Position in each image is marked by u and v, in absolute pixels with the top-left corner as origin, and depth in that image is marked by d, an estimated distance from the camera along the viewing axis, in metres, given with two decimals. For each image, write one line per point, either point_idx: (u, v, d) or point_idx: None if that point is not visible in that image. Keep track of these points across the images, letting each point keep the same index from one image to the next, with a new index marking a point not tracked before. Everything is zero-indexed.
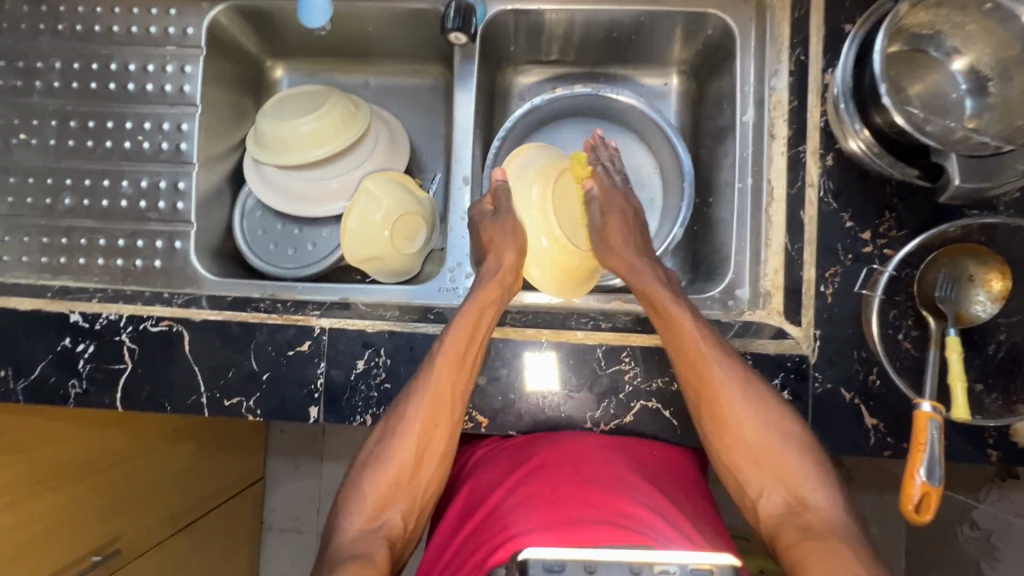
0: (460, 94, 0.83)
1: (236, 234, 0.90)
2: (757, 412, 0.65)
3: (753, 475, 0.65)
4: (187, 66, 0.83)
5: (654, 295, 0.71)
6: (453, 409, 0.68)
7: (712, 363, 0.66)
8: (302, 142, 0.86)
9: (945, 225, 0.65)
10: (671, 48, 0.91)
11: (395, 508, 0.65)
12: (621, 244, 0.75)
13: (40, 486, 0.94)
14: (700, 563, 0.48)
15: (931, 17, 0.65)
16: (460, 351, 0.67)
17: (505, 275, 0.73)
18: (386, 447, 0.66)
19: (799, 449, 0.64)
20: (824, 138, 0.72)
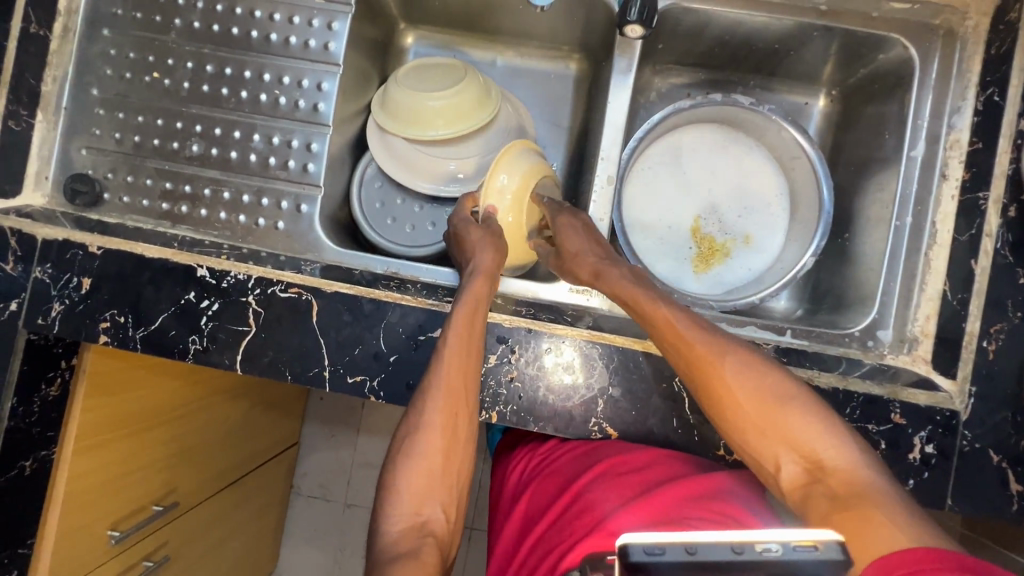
0: (614, 89, 0.79)
1: (353, 203, 0.87)
2: (759, 380, 0.59)
3: (766, 449, 0.58)
4: (335, 23, 0.78)
5: (626, 290, 0.69)
6: (467, 396, 0.64)
7: (696, 338, 0.62)
8: (437, 117, 0.82)
9: None
10: (829, 67, 0.87)
11: (434, 503, 0.60)
12: (584, 248, 0.71)
13: (126, 428, 0.93)
14: (801, 539, 0.40)
15: None
16: (465, 338, 0.64)
17: (484, 262, 0.69)
18: (411, 443, 0.61)
19: (810, 415, 0.57)
20: (1010, 187, 0.68)
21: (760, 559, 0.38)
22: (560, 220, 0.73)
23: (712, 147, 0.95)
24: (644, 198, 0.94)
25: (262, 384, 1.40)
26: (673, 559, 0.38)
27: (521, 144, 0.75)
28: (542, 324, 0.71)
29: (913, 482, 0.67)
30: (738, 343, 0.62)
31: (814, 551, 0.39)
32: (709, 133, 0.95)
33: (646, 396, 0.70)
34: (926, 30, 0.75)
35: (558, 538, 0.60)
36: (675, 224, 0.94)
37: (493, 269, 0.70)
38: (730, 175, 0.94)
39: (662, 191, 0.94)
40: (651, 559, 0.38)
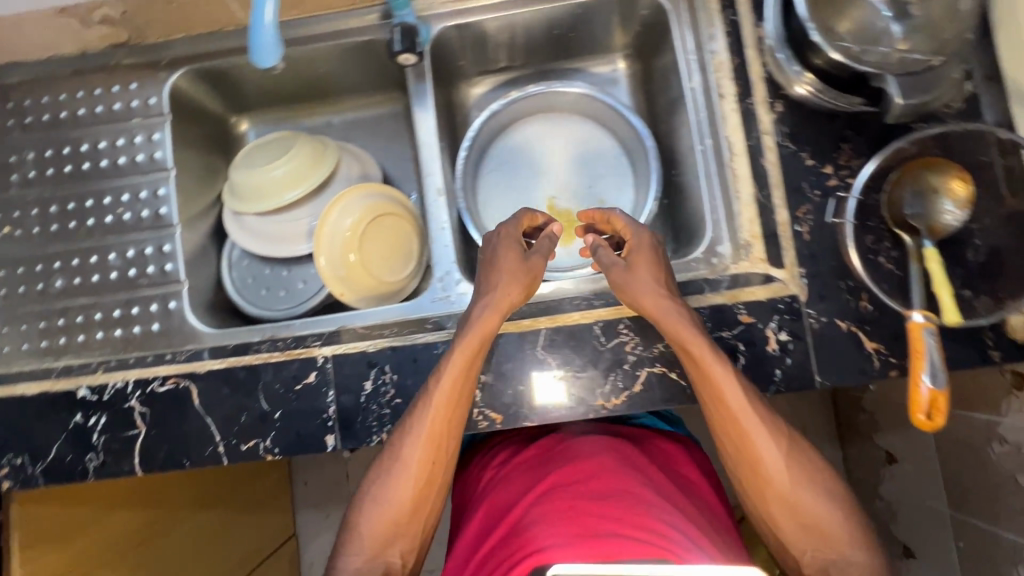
0: (419, 113, 0.86)
1: (227, 285, 0.92)
2: (795, 465, 0.66)
3: (787, 529, 0.65)
4: (155, 134, 0.85)
5: (681, 329, 0.66)
6: (448, 443, 0.69)
7: (748, 412, 0.66)
8: (279, 186, 0.89)
9: (898, 142, 0.69)
10: (613, 35, 0.94)
11: (395, 548, 0.67)
12: (646, 277, 0.70)
13: (95, 564, 0.91)
14: None
15: None
16: (448, 408, 0.67)
17: (502, 296, 0.69)
18: (377, 490, 0.68)
19: (832, 502, 0.65)
20: (769, 87, 0.75)
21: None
22: (643, 245, 0.74)
23: (547, 133, 1.01)
24: (498, 197, 0.99)
25: (244, 471, 1.36)
26: None
27: (361, 188, 0.89)
28: (404, 337, 0.75)
29: (779, 371, 0.71)
30: (781, 422, 0.68)
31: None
32: (538, 122, 1.01)
33: (518, 372, 0.73)
34: None
35: (502, 557, 0.62)
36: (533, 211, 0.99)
37: (507, 305, 0.70)
38: (569, 153, 1.00)
39: (512, 186, 0.99)
40: None
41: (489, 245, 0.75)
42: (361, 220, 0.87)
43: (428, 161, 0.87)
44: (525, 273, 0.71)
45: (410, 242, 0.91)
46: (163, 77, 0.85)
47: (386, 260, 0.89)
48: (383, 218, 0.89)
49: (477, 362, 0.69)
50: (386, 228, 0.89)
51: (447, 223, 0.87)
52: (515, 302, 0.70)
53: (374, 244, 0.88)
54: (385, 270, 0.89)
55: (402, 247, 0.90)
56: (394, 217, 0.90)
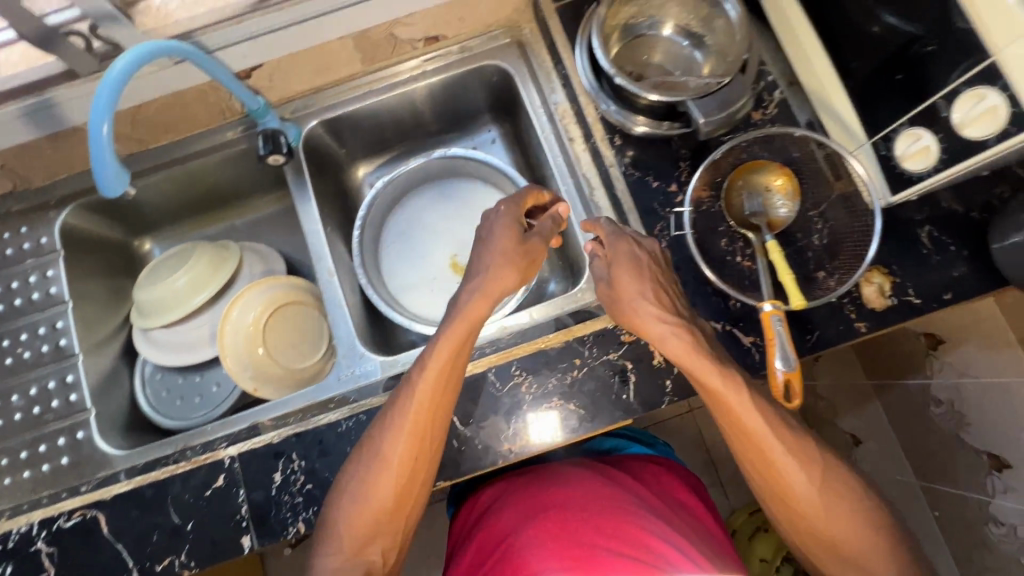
0: (301, 207, 0.91)
1: (142, 403, 0.92)
2: (823, 482, 0.65)
3: (810, 539, 0.66)
4: (50, 271, 0.88)
5: (685, 340, 0.63)
6: (430, 443, 0.68)
7: (774, 440, 0.63)
8: (181, 296, 0.91)
9: (716, 153, 0.76)
10: (479, 102, 1.01)
11: (374, 547, 0.67)
12: (642, 295, 0.66)
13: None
14: None
15: (636, 7, 0.77)
16: (429, 407, 0.66)
17: (489, 293, 0.68)
18: (355, 491, 0.66)
19: (863, 523, 0.64)
20: (606, 127, 0.82)
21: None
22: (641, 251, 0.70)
23: (438, 198, 1.06)
24: (401, 266, 1.03)
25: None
26: None
27: (261, 283, 0.92)
28: (307, 422, 0.76)
29: (670, 381, 0.74)
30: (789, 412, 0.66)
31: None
32: (427, 189, 1.06)
33: None
34: (505, 49, 0.92)
35: None
36: (438, 271, 1.03)
37: (495, 295, 0.68)
38: (463, 212, 1.05)
39: (413, 252, 1.03)
40: None
41: (481, 244, 0.71)
42: (264, 314, 0.90)
43: (317, 247, 0.91)
44: (514, 257, 0.70)
45: (319, 325, 0.94)
46: (52, 217, 0.89)
47: (294, 348, 0.92)
48: (286, 308, 0.92)
49: (461, 356, 0.67)
50: (291, 318, 0.92)
51: (343, 300, 0.88)
52: (499, 290, 0.69)
53: (278, 334, 0.91)
54: (294, 356, 0.91)
55: (310, 332, 0.93)
56: (298, 305, 0.93)
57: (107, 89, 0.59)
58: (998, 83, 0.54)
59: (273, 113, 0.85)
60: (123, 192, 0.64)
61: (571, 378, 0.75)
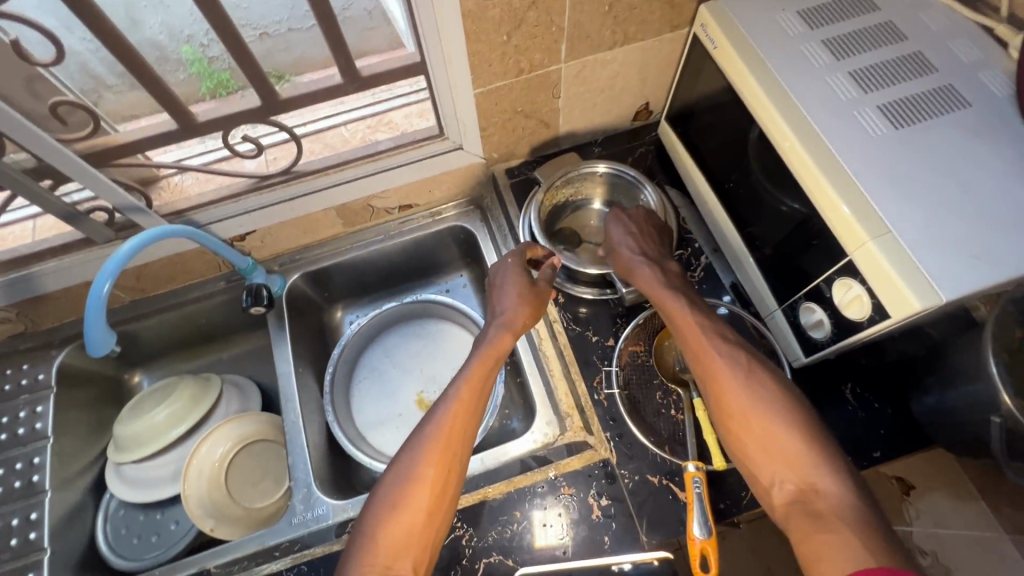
0: (277, 348, 0.99)
1: (99, 541, 0.93)
2: (756, 393, 0.68)
3: (757, 461, 0.66)
4: (38, 405, 0.94)
5: (652, 287, 0.79)
6: (460, 450, 0.71)
7: (714, 353, 0.72)
8: (157, 430, 0.97)
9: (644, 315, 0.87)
10: (450, 254, 1.14)
11: (405, 559, 0.64)
12: (625, 241, 0.84)
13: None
14: (645, 557, 0.72)
15: (571, 189, 0.93)
16: (459, 407, 0.73)
17: (511, 320, 0.81)
18: (393, 493, 0.67)
19: (814, 455, 0.63)
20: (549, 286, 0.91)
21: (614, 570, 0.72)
22: (635, 211, 0.88)
23: (412, 336, 1.14)
24: (370, 402, 1.08)
25: None
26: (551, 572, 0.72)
27: (233, 419, 0.97)
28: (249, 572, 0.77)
29: (607, 537, 0.74)
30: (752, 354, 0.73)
31: (650, 563, 0.71)
32: (404, 327, 1.15)
33: None
34: (470, 213, 1.06)
35: None
36: (405, 406, 1.08)
37: (517, 325, 0.81)
38: (433, 350, 1.13)
39: (382, 388, 1.10)
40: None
41: (496, 276, 0.86)
42: (230, 451, 0.94)
43: (288, 387, 0.97)
44: (529, 293, 0.82)
45: (282, 461, 0.98)
46: (53, 355, 0.98)
47: (254, 486, 0.95)
48: (253, 446, 0.97)
49: (488, 375, 0.78)
50: (256, 455, 0.96)
51: (304, 442, 0.92)
52: (523, 317, 0.81)
53: (242, 471, 0.95)
54: (253, 495, 0.94)
55: (273, 470, 0.97)
56: (266, 442, 0.98)
57: (111, 265, 0.69)
58: (858, 279, 0.61)
59: (260, 270, 0.96)
60: (106, 348, 0.70)
61: (512, 532, 0.76)
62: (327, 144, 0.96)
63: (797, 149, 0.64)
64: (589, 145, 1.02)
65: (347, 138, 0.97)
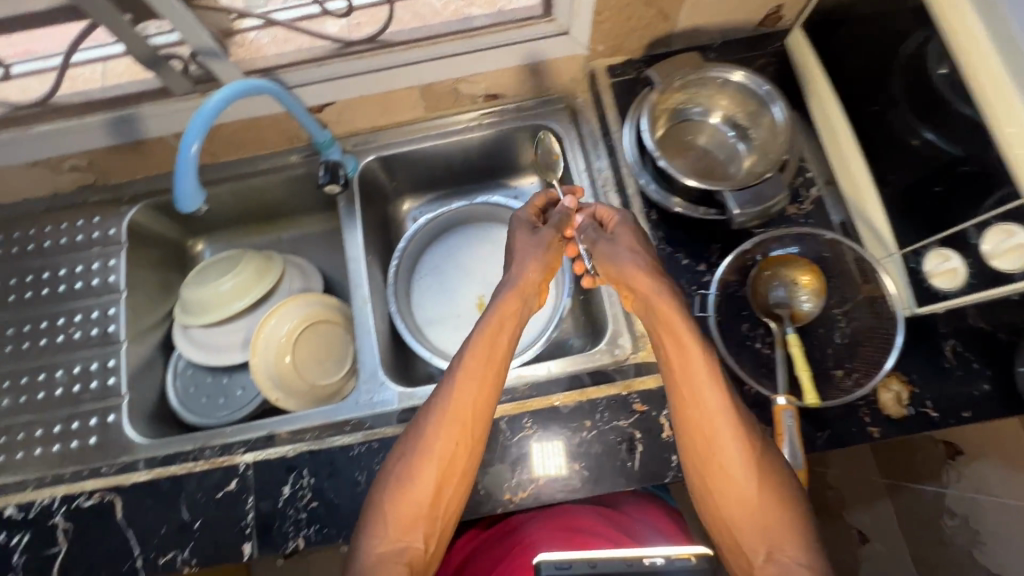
0: (348, 233, 0.96)
1: (170, 395, 0.97)
2: (748, 445, 0.63)
3: (741, 523, 0.62)
4: (111, 260, 0.95)
5: (671, 312, 0.69)
6: (477, 423, 0.70)
7: (717, 395, 0.65)
8: (224, 300, 0.97)
9: (748, 246, 0.80)
10: (525, 156, 1.07)
11: (416, 533, 0.65)
12: (623, 257, 0.75)
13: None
14: (679, 553, 0.55)
15: (686, 95, 0.82)
16: (478, 382, 0.70)
17: (524, 283, 0.80)
18: (401, 470, 0.67)
19: (799, 527, 0.60)
20: (644, 201, 0.86)
21: (645, 568, 0.54)
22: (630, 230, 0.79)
23: (477, 239, 1.10)
24: (431, 299, 1.07)
25: None
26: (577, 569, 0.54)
27: (298, 298, 0.97)
28: (321, 442, 0.78)
29: (676, 457, 0.75)
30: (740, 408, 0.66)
31: (687, 561, 0.54)
32: (470, 229, 1.11)
33: None
34: (558, 112, 0.98)
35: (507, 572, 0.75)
36: (464, 307, 1.06)
37: (524, 288, 0.80)
38: (498, 256, 1.09)
39: (443, 288, 1.08)
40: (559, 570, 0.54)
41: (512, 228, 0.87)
42: (296, 329, 0.95)
43: (356, 273, 0.96)
44: (539, 268, 0.82)
45: (346, 344, 0.98)
46: (123, 211, 0.97)
47: (319, 364, 0.96)
48: (318, 327, 0.97)
49: (501, 350, 0.74)
50: (320, 337, 0.96)
51: (372, 328, 0.92)
52: (537, 283, 0.81)
53: (306, 349, 0.95)
54: (316, 372, 0.95)
55: (338, 351, 0.98)
56: (331, 325, 0.98)
57: (200, 122, 0.64)
58: None
59: (337, 146, 0.90)
60: (194, 207, 0.67)
61: (581, 439, 0.77)
62: (417, 15, 0.86)
63: (989, 62, 0.55)
64: (703, 49, 0.91)
65: (438, 9, 0.87)
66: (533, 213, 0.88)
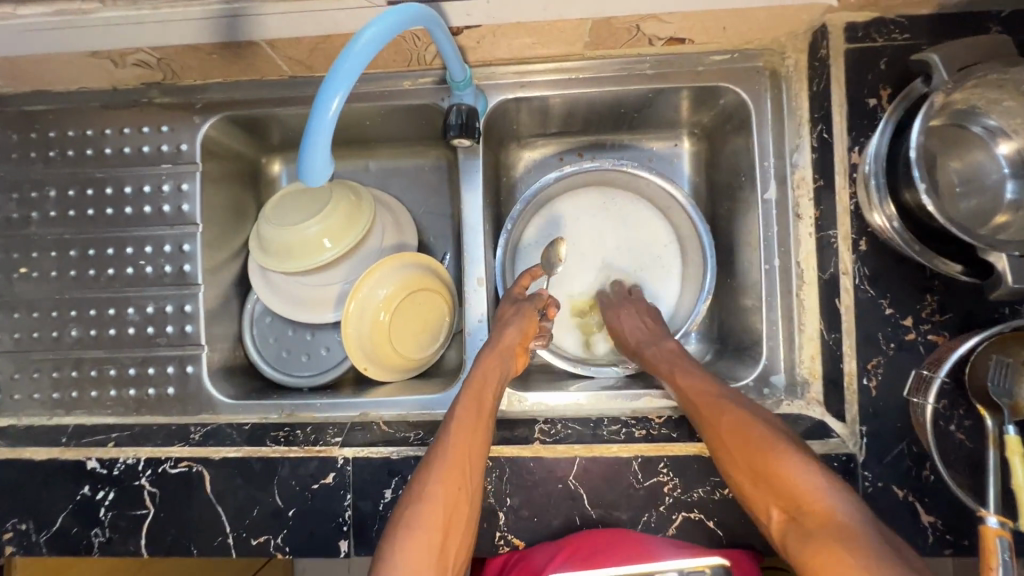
0: (466, 192, 0.81)
1: (247, 342, 0.88)
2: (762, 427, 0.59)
3: (758, 497, 0.57)
4: (184, 183, 0.80)
5: (665, 359, 0.72)
6: (473, 468, 0.62)
7: (725, 411, 0.62)
8: (307, 246, 0.81)
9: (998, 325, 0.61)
10: (680, 115, 0.86)
11: None
12: (635, 330, 0.78)
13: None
14: (694, 565, 0.64)
15: (967, 95, 0.60)
16: (473, 417, 0.65)
17: (507, 342, 0.73)
18: (405, 518, 0.58)
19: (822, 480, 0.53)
20: (854, 221, 0.68)
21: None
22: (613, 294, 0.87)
23: (599, 206, 0.91)
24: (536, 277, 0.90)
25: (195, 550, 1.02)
26: None
27: (399, 256, 0.83)
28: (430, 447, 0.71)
29: None
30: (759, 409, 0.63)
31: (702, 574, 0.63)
32: (590, 194, 0.91)
33: (547, 502, 0.69)
34: (751, 74, 0.75)
35: None
36: (561, 286, 0.90)
37: (512, 341, 0.73)
38: (623, 233, 0.91)
39: None
40: None
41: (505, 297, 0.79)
42: (394, 293, 0.82)
43: (470, 243, 0.82)
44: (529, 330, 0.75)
45: (444, 315, 0.87)
46: (197, 124, 0.79)
47: (415, 336, 0.84)
48: (417, 294, 0.84)
49: (494, 388, 0.69)
50: (417, 304, 0.84)
51: (483, 316, 0.82)
52: (518, 346, 0.73)
53: (403, 317, 0.83)
54: (411, 346, 0.84)
55: (435, 323, 0.86)
56: (431, 291, 0.85)
57: (347, 70, 0.49)
58: None
59: (472, 87, 0.72)
60: (321, 182, 0.52)
61: (721, 496, 0.67)
62: None
63: None
64: (989, 18, 0.66)
65: None
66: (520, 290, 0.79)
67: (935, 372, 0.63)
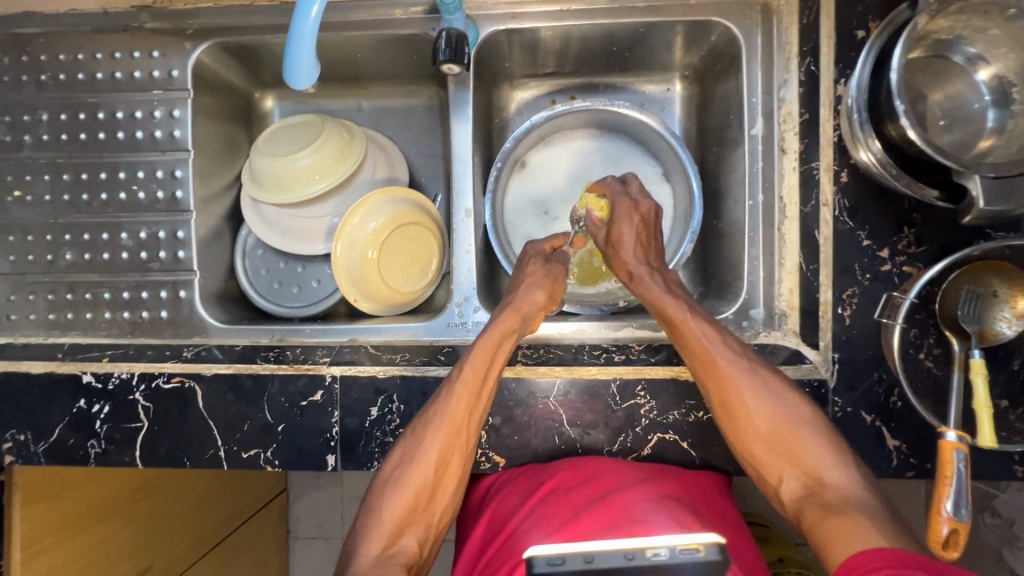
0: (456, 124, 0.82)
1: (239, 274, 0.89)
2: (760, 392, 0.63)
3: (764, 458, 0.62)
4: (175, 110, 0.80)
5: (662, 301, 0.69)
6: (471, 431, 0.65)
7: (726, 370, 0.64)
8: (298, 178, 0.81)
9: (968, 249, 0.63)
10: (673, 55, 0.85)
11: (411, 534, 0.62)
12: (630, 249, 0.74)
13: (82, 523, 0.84)
14: (687, 544, 0.47)
15: (952, 22, 0.60)
16: (478, 384, 0.64)
17: (525, 307, 0.70)
18: (401, 472, 0.63)
19: (815, 444, 0.61)
20: (837, 153, 0.69)
21: (649, 563, 0.46)
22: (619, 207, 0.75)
23: (592, 150, 0.92)
24: (525, 216, 0.91)
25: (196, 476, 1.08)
26: (571, 567, 0.46)
27: (389, 191, 0.84)
28: (416, 368, 0.73)
29: None
30: (754, 363, 0.65)
31: (695, 554, 0.46)
32: (581, 137, 0.92)
33: (528, 422, 0.71)
34: (742, 9, 0.75)
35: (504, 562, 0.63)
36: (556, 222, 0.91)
37: (528, 309, 0.70)
38: (614, 176, 0.91)
39: (540, 206, 0.91)
40: (552, 568, 0.46)
41: (523, 255, 0.77)
42: (383, 227, 0.82)
43: (459, 176, 0.83)
44: (551, 289, 0.73)
45: (434, 252, 0.88)
46: (188, 50, 0.79)
47: (405, 271, 0.86)
48: (405, 229, 0.84)
49: (500, 354, 0.67)
50: (405, 240, 0.85)
51: (471, 245, 0.82)
52: (540, 309, 0.71)
53: (392, 252, 0.84)
54: (401, 280, 0.85)
55: (426, 258, 0.88)
56: (419, 226, 0.86)
57: None
58: None
59: (462, 12, 0.72)
60: (308, 85, 0.55)
61: (695, 418, 0.70)
62: None
63: None
64: None
65: None
66: (550, 246, 0.79)
67: (905, 292, 0.66)
